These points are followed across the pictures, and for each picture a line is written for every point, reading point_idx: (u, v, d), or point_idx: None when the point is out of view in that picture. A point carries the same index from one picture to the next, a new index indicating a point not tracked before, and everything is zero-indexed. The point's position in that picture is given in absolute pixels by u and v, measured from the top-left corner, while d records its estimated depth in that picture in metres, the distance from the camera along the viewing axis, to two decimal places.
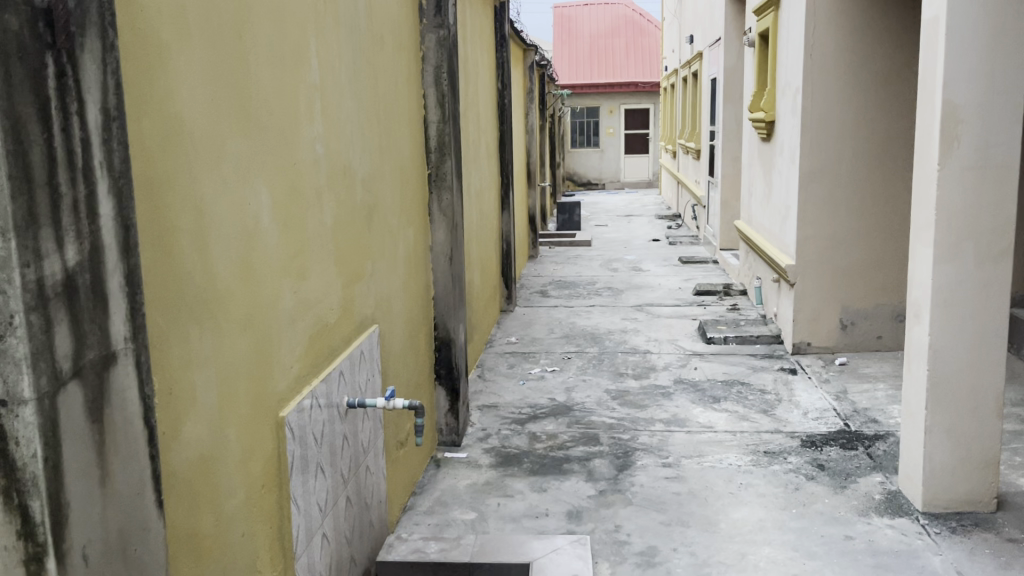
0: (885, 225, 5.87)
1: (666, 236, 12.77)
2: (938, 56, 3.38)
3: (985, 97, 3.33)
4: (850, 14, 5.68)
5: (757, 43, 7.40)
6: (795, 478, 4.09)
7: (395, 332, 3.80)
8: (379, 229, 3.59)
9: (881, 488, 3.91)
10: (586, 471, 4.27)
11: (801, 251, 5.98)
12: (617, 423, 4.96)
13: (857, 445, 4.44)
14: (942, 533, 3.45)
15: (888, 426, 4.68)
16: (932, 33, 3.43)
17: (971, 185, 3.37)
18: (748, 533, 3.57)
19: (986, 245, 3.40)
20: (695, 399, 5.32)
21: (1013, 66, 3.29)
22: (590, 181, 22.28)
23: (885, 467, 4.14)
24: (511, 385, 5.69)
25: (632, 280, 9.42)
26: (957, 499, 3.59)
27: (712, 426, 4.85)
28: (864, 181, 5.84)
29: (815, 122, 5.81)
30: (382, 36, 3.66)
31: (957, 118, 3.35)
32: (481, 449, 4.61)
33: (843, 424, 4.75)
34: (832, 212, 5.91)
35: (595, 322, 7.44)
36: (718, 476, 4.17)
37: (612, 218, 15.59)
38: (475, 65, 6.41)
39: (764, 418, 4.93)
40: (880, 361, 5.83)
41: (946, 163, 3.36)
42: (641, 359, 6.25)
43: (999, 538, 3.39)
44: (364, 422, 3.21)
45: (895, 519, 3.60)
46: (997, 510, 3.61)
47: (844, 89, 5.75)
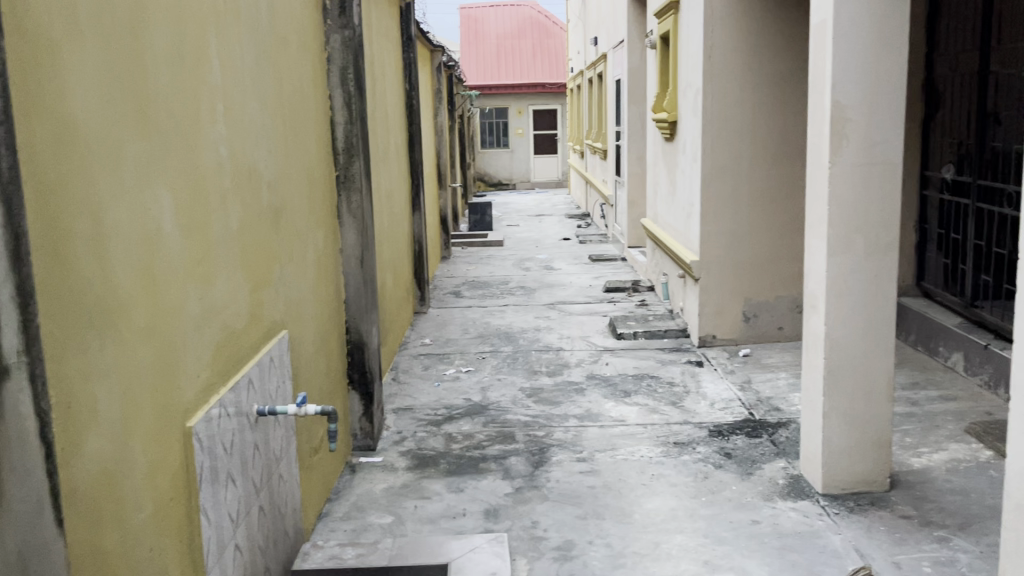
0: (782, 220, 6.12)
1: (576, 235, 12.97)
2: (826, 58, 3.54)
3: (870, 97, 3.51)
4: (745, 18, 5.89)
5: (658, 44, 7.59)
6: (704, 466, 4.22)
7: (306, 336, 3.74)
8: (287, 232, 3.53)
9: (784, 473, 4.08)
10: (502, 469, 4.30)
11: (705, 247, 6.17)
12: (532, 420, 5.01)
13: (761, 432, 4.62)
14: (841, 513, 3.63)
15: (790, 413, 4.89)
16: (820, 36, 3.60)
17: (859, 181, 3.55)
18: (660, 522, 3.66)
19: (874, 238, 3.59)
20: (607, 394, 5.42)
21: (894, 67, 3.48)
22: (500, 181, 22.40)
23: (788, 453, 4.32)
24: (426, 387, 5.67)
25: (544, 278, 9.52)
26: (854, 480, 3.78)
27: (624, 420, 4.96)
28: (763, 178, 6.06)
29: (715, 121, 6.00)
30: (285, 35, 3.59)
31: (845, 118, 3.52)
32: (397, 452, 4.58)
33: (747, 413, 4.93)
34: (733, 208, 6.12)
35: (509, 321, 7.49)
36: (630, 467, 4.27)
37: (523, 218, 15.73)
38: (382, 66, 6.36)
39: (673, 410, 5.07)
40: (781, 351, 6.07)
41: (836, 161, 3.54)
42: (554, 356, 6.33)
43: (893, 515, 3.58)
44: (276, 429, 3.15)
45: (798, 503, 3.76)
46: (891, 488, 3.81)
47: (742, 90, 5.96)
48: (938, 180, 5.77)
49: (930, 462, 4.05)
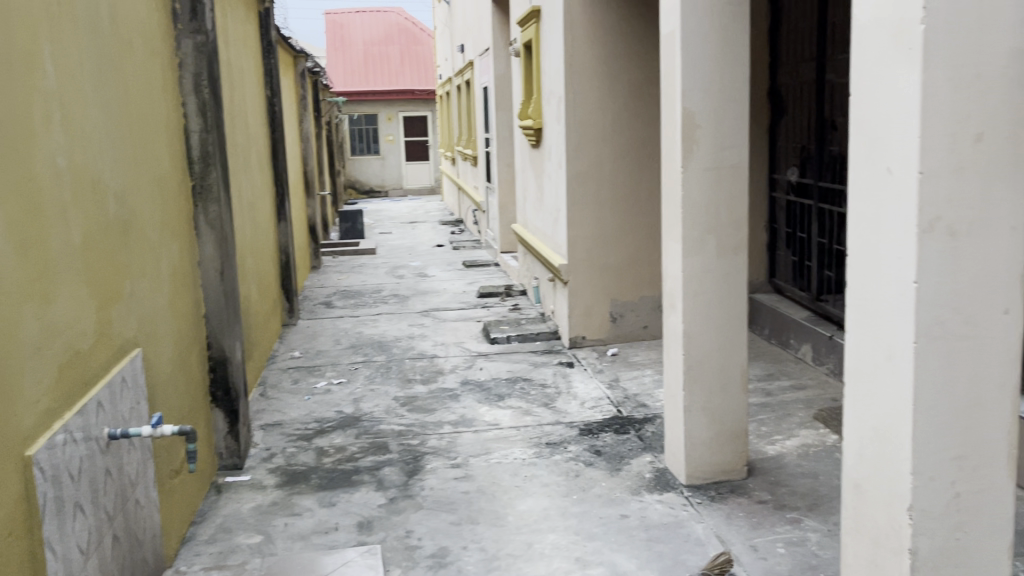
0: (644, 222, 6.35)
1: (449, 241, 13.00)
2: (675, 67, 3.70)
3: (717, 104, 3.69)
4: (603, 28, 6.07)
5: (522, 52, 7.71)
6: (575, 465, 4.31)
7: (162, 354, 3.58)
8: (138, 245, 3.37)
9: (651, 466, 4.23)
10: (375, 481, 4.25)
11: (572, 250, 6.31)
12: (405, 429, 4.98)
13: (629, 428, 4.77)
14: (703, 502, 3.79)
15: (655, 408, 5.07)
16: (669, 45, 3.75)
17: (710, 185, 3.73)
18: (533, 523, 3.72)
19: (725, 238, 3.77)
20: (480, 398, 5.46)
21: (738, 76, 3.68)
22: (372, 189, 22.17)
23: (654, 447, 4.48)
24: (296, 401, 5.54)
25: (417, 286, 9.49)
26: (714, 469, 3.96)
27: (497, 423, 5.00)
28: (625, 183, 6.27)
29: (578, 128, 6.15)
30: (130, 39, 3.43)
31: (694, 124, 3.69)
32: (266, 469, 4.46)
33: (616, 410, 5.07)
34: (597, 212, 6.29)
35: (382, 330, 7.42)
36: (504, 470, 4.31)
37: (396, 225, 15.62)
38: (240, 72, 6.18)
39: (545, 411, 5.15)
40: (647, 349, 6.28)
41: (688, 166, 3.70)
42: (428, 363, 6.31)
43: (750, 501, 3.77)
44: (130, 453, 3.01)
45: (663, 495, 3.91)
46: (748, 476, 4.01)
47: (602, 97, 6.14)
48: (784, 183, 6.13)
49: (783, 448, 4.29)
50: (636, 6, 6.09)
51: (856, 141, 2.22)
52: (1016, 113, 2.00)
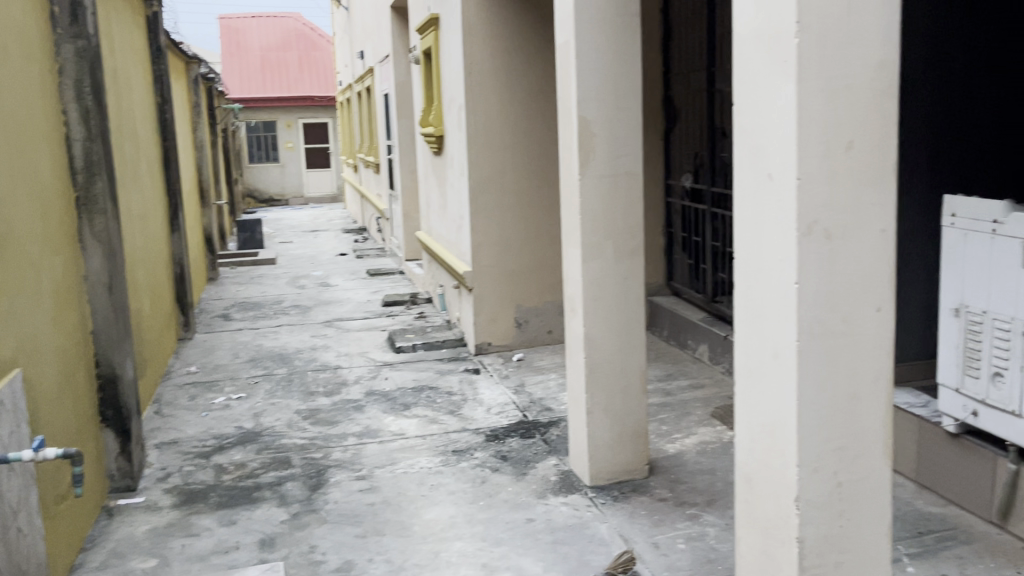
0: (545, 229, 6.43)
1: (352, 249, 12.83)
2: (571, 77, 3.76)
3: (611, 112, 3.78)
4: (502, 36, 6.13)
5: (422, 60, 7.70)
6: (481, 471, 4.32)
7: (45, 374, 3.41)
8: (16, 260, 3.20)
9: (556, 469, 4.28)
10: (278, 496, 4.16)
11: (476, 257, 6.33)
12: (308, 442, 4.89)
13: (534, 433, 4.81)
14: (606, 503, 3.86)
15: (560, 412, 5.13)
16: (564, 55, 3.82)
17: (606, 191, 3.81)
18: (439, 532, 3.71)
19: (622, 244, 3.86)
20: (385, 408, 5.41)
21: (631, 86, 3.77)
22: (272, 197, 21.68)
23: (559, 450, 4.53)
24: (193, 418, 5.36)
25: (320, 296, 9.33)
26: (617, 470, 4.04)
27: (403, 433, 4.97)
28: (526, 190, 6.33)
29: (479, 135, 6.18)
30: (4, 43, 3.26)
31: (590, 132, 3.76)
32: (162, 490, 4.29)
33: (521, 415, 5.11)
34: (500, 218, 6.33)
35: (283, 342, 7.27)
36: (410, 480, 4.28)
37: (297, 234, 15.32)
38: (128, 78, 5.95)
39: (451, 418, 5.15)
40: (551, 354, 6.36)
41: (585, 173, 3.77)
42: (331, 375, 6.21)
43: (651, 499, 3.86)
44: (10, 479, 2.85)
45: (568, 497, 3.96)
46: (649, 474, 4.11)
47: (502, 105, 6.20)
48: (679, 189, 6.31)
49: (683, 446, 4.42)
50: (532, 16, 6.17)
51: (740, 148, 2.31)
52: (883, 122, 2.13)
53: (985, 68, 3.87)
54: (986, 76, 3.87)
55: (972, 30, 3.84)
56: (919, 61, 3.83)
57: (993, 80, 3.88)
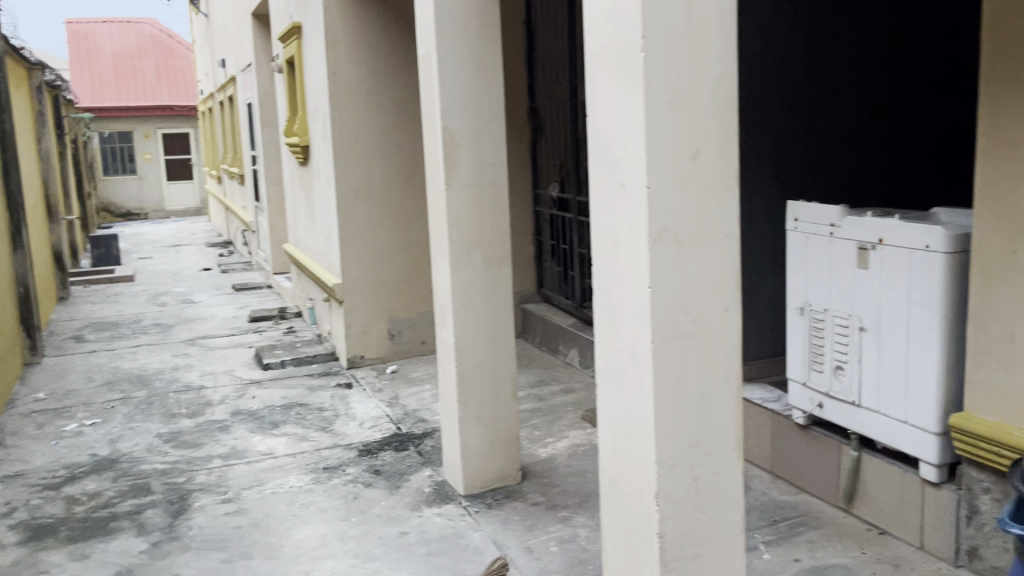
0: (415, 239, 6.41)
1: (218, 264, 12.37)
2: (433, 87, 3.77)
3: (475, 123, 3.81)
4: (366, 47, 6.08)
5: (285, 69, 7.52)
6: (354, 487, 4.25)
7: None
8: None
9: (430, 480, 4.26)
10: (136, 526, 3.95)
11: (345, 269, 6.22)
12: (170, 467, 4.67)
13: (408, 445, 4.78)
14: (480, 510, 3.88)
15: (434, 423, 5.11)
16: (426, 66, 3.82)
17: (472, 201, 3.84)
18: (310, 551, 3.62)
19: (489, 252, 3.90)
20: (253, 428, 5.23)
21: (493, 97, 3.82)
22: (130, 211, 20.62)
23: (432, 461, 4.52)
24: (41, 448, 5.01)
25: (182, 313, 8.94)
26: (490, 477, 4.06)
27: (272, 452, 4.82)
28: (395, 200, 6.29)
29: (345, 146, 6.09)
30: None
31: (455, 142, 3.77)
32: (6, 527, 3.99)
33: (395, 428, 5.06)
34: (369, 229, 6.26)
35: (142, 362, 6.92)
36: (279, 500, 4.16)
37: (157, 249, 14.62)
38: None
39: (322, 435, 5.04)
40: (425, 364, 6.33)
41: (451, 183, 3.78)
42: (195, 395, 5.96)
43: (525, 504, 3.91)
44: None
45: (442, 507, 3.95)
46: (522, 480, 4.16)
47: (367, 115, 6.14)
48: (547, 198, 6.43)
49: (555, 450, 4.49)
50: (397, 27, 6.15)
51: (594, 158, 2.38)
52: (724, 133, 2.24)
53: (822, 82, 4.14)
54: (823, 90, 4.15)
55: (809, 47, 4.11)
56: (764, 75, 4.06)
57: (829, 93, 4.16)
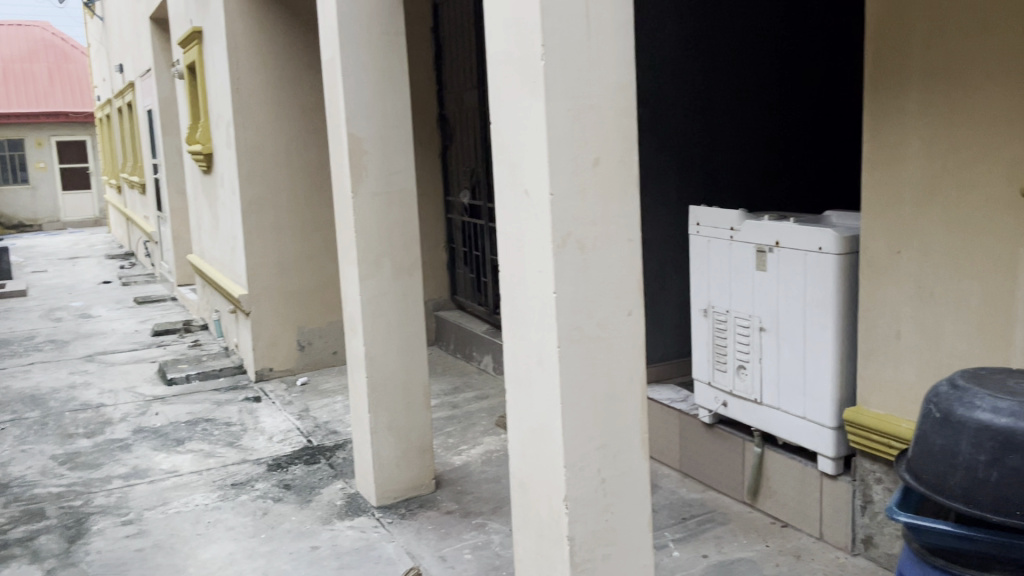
0: (325, 247, 6.31)
1: (118, 276, 11.90)
2: (338, 94, 3.72)
3: (381, 131, 3.77)
4: (270, 53, 5.96)
5: (185, 75, 7.30)
6: (263, 503, 4.15)
7: None
8: None
9: (342, 493, 4.19)
10: (29, 553, 3.75)
11: (252, 279, 6.08)
12: (66, 490, 4.46)
13: (319, 458, 4.69)
14: (393, 521, 3.83)
15: (345, 434, 5.04)
16: (330, 72, 3.77)
17: (379, 209, 3.80)
18: (217, 571, 3.51)
19: (398, 260, 3.87)
20: (156, 446, 5.05)
21: (399, 104, 3.80)
22: (22, 223, 19.65)
23: (344, 473, 4.45)
24: None
25: (80, 328, 8.56)
26: (403, 487, 4.02)
27: (176, 470, 4.66)
28: (303, 209, 6.18)
29: (250, 153, 5.95)
30: None
31: (361, 150, 3.73)
32: None
33: (305, 441, 4.96)
34: (276, 238, 6.13)
35: (36, 381, 6.59)
36: (184, 520, 4.02)
37: (53, 262, 13.97)
38: None
39: (230, 450, 4.90)
40: (336, 375, 6.23)
41: (357, 191, 3.74)
42: (94, 414, 5.71)
43: (438, 513, 3.89)
44: None
45: (354, 520, 3.89)
46: (436, 488, 4.14)
47: (273, 122, 6.01)
48: (458, 205, 6.43)
49: (469, 458, 4.48)
50: (302, 33, 6.06)
51: (498, 164, 2.39)
52: (624, 139, 2.28)
53: (721, 90, 4.27)
54: (722, 98, 4.28)
55: (708, 56, 4.23)
56: (666, 82, 4.16)
57: (727, 101, 4.29)
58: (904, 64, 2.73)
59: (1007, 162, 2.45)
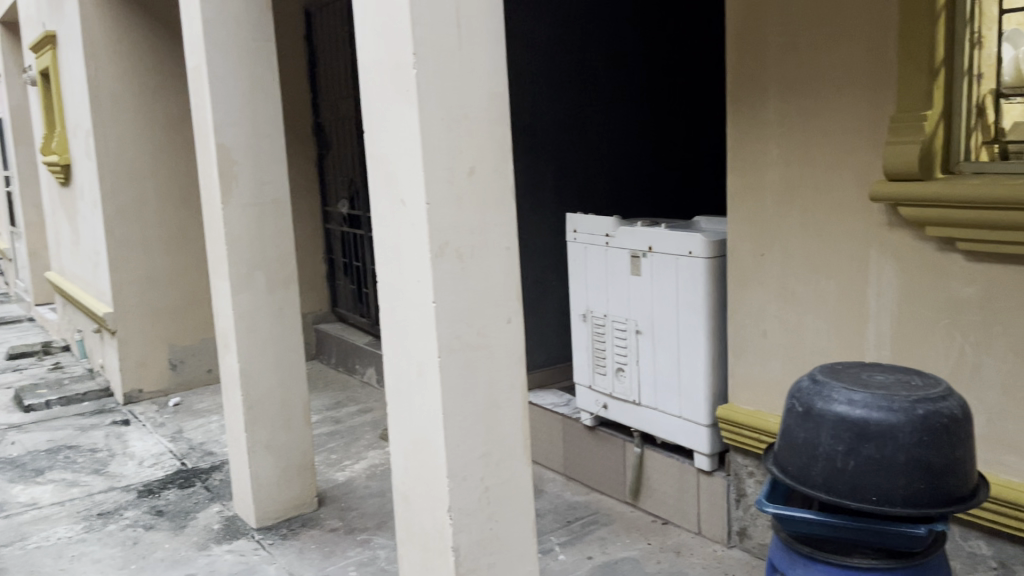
0: (196, 262, 6.07)
1: None
2: (204, 102, 3.58)
3: (252, 140, 3.66)
4: (131, 59, 5.68)
5: (38, 81, 6.87)
6: (133, 531, 3.93)
7: None
8: None
9: (219, 516, 4.03)
10: None
11: (118, 296, 5.76)
12: None
13: (194, 481, 4.49)
14: (274, 543, 3.71)
15: (222, 455, 4.85)
16: (196, 79, 3.63)
17: (252, 221, 3.68)
18: None
19: (273, 273, 3.75)
20: (12, 478, 4.70)
21: (270, 113, 3.69)
22: None
23: (221, 495, 4.27)
24: None
25: None
26: (284, 507, 3.90)
27: (36, 502, 4.36)
28: (172, 221, 5.92)
29: (112, 164, 5.65)
30: None
31: (230, 160, 3.60)
32: None
33: (179, 464, 4.74)
34: (143, 253, 5.84)
35: None
36: (44, 555, 3.76)
37: None
38: None
39: (96, 478, 4.62)
40: (211, 393, 6.00)
41: (227, 203, 3.60)
42: None
43: (322, 531, 3.79)
44: None
45: (233, 544, 3.74)
46: (319, 506, 4.04)
47: (136, 131, 5.73)
48: (337, 215, 6.32)
49: (352, 473, 4.40)
50: (166, 38, 5.81)
51: (373, 173, 2.36)
52: (499, 148, 2.28)
53: (594, 100, 4.37)
54: (595, 108, 4.37)
55: (581, 66, 4.31)
56: (541, 91, 4.20)
57: (599, 111, 4.39)
58: (762, 76, 2.87)
59: (856, 169, 2.62)
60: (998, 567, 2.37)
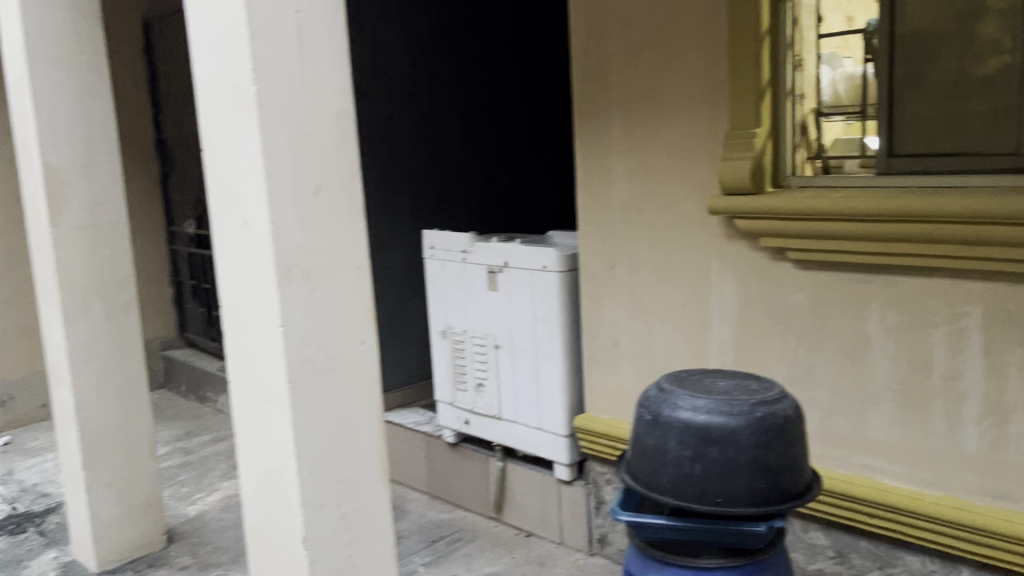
0: (25, 288, 5.63)
1: None
2: (28, 118, 3.33)
3: (84, 159, 3.43)
4: None
5: None
6: None
7: None
8: None
9: (55, 563, 3.73)
10: None
11: None
12: None
13: (26, 526, 4.14)
14: None
15: (59, 496, 4.50)
16: (18, 93, 3.37)
17: (85, 245, 3.44)
18: None
19: (111, 299, 3.53)
20: None
21: (104, 129, 3.48)
22: None
23: (58, 540, 3.97)
24: None
25: None
26: (129, 547, 3.66)
27: None
28: None
29: None
30: None
31: (60, 179, 3.37)
32: None
33: (9, 509, 4.37)
34: None
35: None
36: None
37: None
38: None
39: None
40: (46, 430, 5.57)
41: (57, 225, 3.36)
42: None
43: (172, 570, 3.58)
44: None
45: None
46: (168, 544, 3.82)
47: None
48: (183, 236, 6.04)
49: (205, 506, 4.19)
50: None
51: (213, 194, 2.26)
52: (347, 168, 2.23)
53: (448, 117, 4.36)
54: (448, 125, 4.37)
55: (434, 83, 4.29)
56: (395, 108, 4.14)
57: (454, 128, 4.40)
58: (607, 96, 2.96)
59: (696, 183, 2.74)
60: (835, 556, 2.52)
